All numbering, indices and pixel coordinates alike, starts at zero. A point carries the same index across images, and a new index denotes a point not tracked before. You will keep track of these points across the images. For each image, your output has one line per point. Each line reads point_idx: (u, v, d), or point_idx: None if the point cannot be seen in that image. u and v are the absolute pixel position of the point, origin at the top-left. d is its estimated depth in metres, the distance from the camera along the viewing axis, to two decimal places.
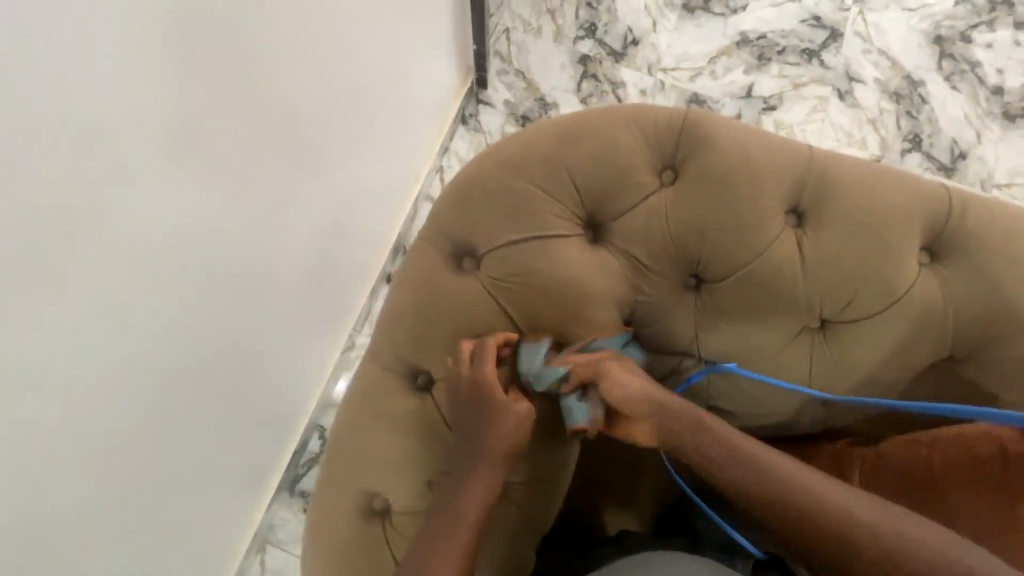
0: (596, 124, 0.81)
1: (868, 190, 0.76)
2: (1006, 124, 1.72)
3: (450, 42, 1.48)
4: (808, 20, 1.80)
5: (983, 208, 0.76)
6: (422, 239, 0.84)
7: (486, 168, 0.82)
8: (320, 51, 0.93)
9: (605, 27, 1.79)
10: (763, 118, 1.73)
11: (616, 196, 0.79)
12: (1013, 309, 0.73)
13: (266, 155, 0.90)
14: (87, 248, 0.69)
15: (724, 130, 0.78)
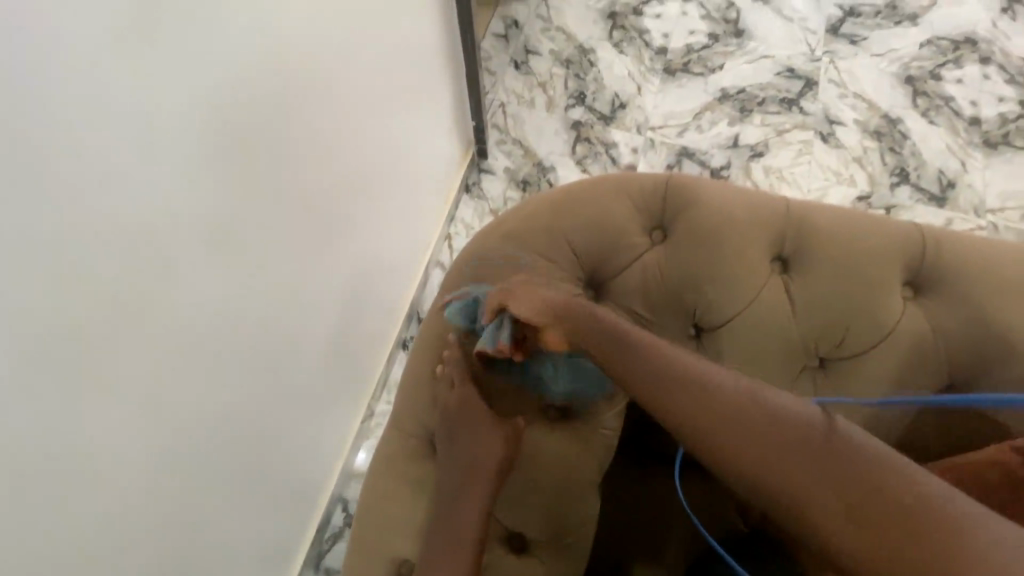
0: (586, 193, 0.87)
1: (845, 233, 0.79)
2: (988, 151, 1.79)
3: (451, 120, 1.60)
4: (782, 72, 1.92)
5: (955, 240, 0.79)
6: (435, 310, 0.89)
7: (489, 241, 0.87)
8: (332, 141, 1.02)
9: (593, 95, 1.93)
10: (751, 164, 1.81)
11: (610, 258, 0.84)
12: (1009, 333, 0.72)
13: (287, 238, 0.97)
14: (138, 341, 0.74)
15: (704, 191, 0.84)
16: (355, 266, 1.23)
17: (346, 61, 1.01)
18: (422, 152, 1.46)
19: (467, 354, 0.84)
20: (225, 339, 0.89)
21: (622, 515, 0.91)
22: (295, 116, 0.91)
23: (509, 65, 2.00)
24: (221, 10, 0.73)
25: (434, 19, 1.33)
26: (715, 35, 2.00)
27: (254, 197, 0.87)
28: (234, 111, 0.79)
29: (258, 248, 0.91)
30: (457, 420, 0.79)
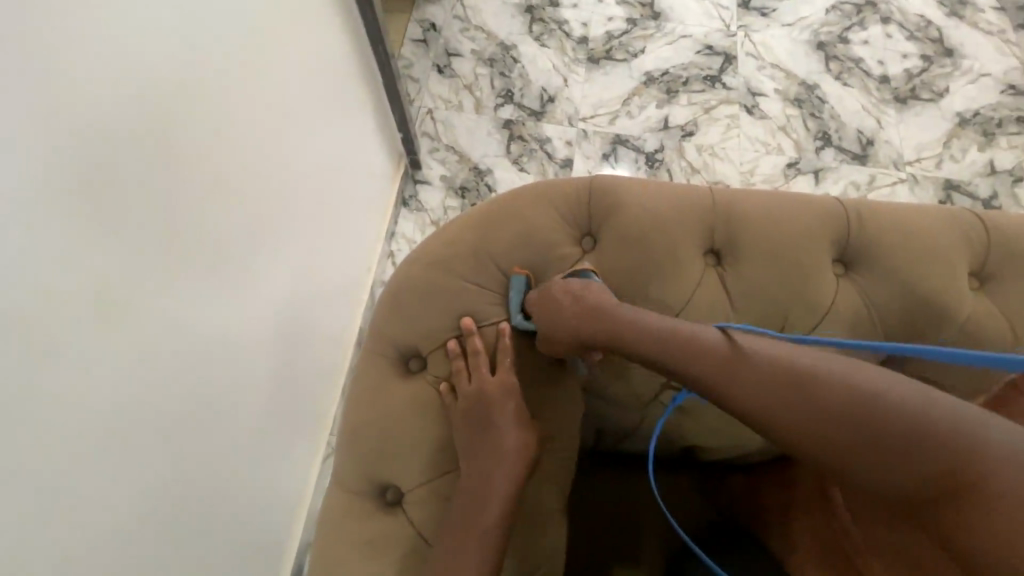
0: (509, 207, 0.81)
1: (771, 218, 0.77)
2: (899, 107, 1.87)
3: (376, 133, 1.54)
4: (702, 50, 1.95)
5: (876, 209, 0.78)
6: (365, 349, 0.80)
7: (414, 271, 0.81)
8: (250, 174, 0.94)
9: (520, 92, 1.90)
10: (684, 144, 1.83)
11: (542, 273, 0.80)
12: (943, 296, 0.72)
13: (212, 287, 0.88)
14: (58, 435, 0.65)
15: (631, 190, 0.81)
16: (293, 302, 1.16)
17: (254, 85, 0.93)
18: (349, 171, 1.39)
19: (405, 394, 0.78)
20: (162, 406, 0.80)
21: (599, 523, 0.88)
22: (202, 153, 0.82)
23: (432, 69, 1.94)
24: (101, 40, 0.63)
25: (343, 30, 1.25)
26: (633, 19, 2.01)
27: (169, 247, 0.78)
28: (129, 159, 0.69)
29: (183, 303, 0.82)
30: (491, 412, 0.73)
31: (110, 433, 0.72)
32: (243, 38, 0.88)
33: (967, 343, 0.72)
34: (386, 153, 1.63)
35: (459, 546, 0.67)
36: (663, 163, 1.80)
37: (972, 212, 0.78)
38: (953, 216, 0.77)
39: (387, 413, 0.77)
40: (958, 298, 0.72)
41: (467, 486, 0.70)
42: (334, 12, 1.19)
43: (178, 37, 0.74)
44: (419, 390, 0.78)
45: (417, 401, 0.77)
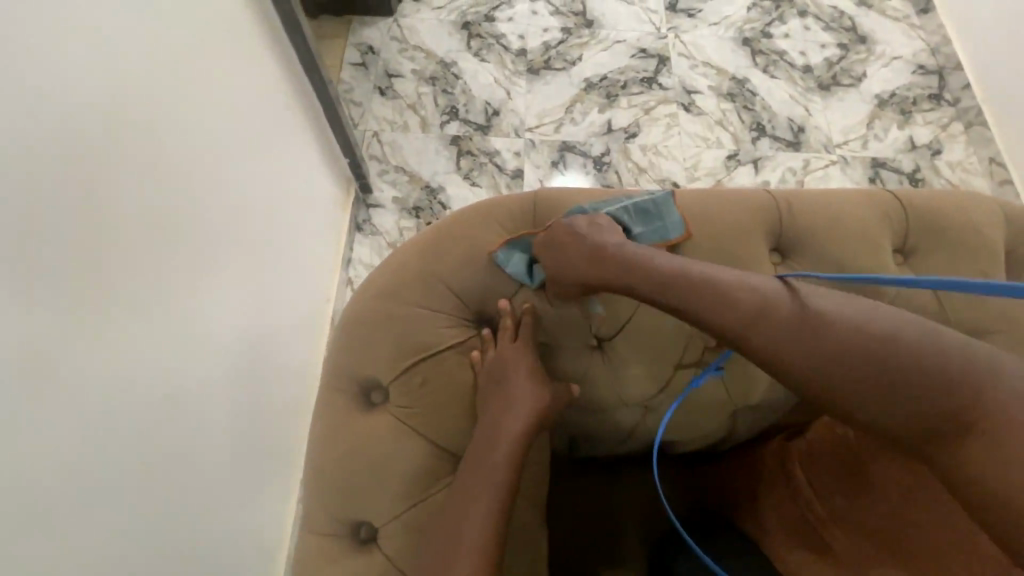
0: (454, 229, 0.82)
1: (706, 215, 0.80)
2: (824, 93, 1.98)
3: (322, 161, 1.51)
4: (636, 54, 2.02)
5: (799, 197, 0.82)
6: (324, 386, 0.79)
7: (364, 303, 0.80)
8: (196, 216, 0.92)
9: (465, 107, 1.91)
10: (629, 146, 1.88)
11: (492, 291, 0.80)
12: (871, 273, 0.76)
13: (169, 338, 0.84)
14: (28, 512, 0.60)
15: (571, 202, 0.82)
16: (253, 341, 1.12)
17: (191, 126, 0.90)
18: (297, 202, 1.36)
19: (369, 427, 0.76)
20: (137, 471, 0.76)
21: (581, 529, 0.89)
22: (144, 200, 0.79)
23: (374, 92, 1.94)
24: (23, 86, 0.60)
25: (277, 61, 1.24)
26: (568, 29, 2.06)
27: (120, 297, 0.74)
28: (67, 207, 0.66)
29: (142, 358, 0.78)
30: (504, 399, 0.73)
31: (85, 501, 0.67)
32: (174, 78, 0.85)
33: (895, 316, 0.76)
34: (334, 179, 1.61)
35: (448, 528, 0.65)
36: (610, 165, 1.85)
37: (890, 192, 0.82)
38: (870, 195, 0.81)
39: (354, 449, 0.75)
40: (883, 273, 0.76)
41: (455, 495, 0.67)
42: (265, 45, 1.17)
43: (104, 77, 0.71)
44: (382, 423, 0.77)
45: (381, 433, 0.76)
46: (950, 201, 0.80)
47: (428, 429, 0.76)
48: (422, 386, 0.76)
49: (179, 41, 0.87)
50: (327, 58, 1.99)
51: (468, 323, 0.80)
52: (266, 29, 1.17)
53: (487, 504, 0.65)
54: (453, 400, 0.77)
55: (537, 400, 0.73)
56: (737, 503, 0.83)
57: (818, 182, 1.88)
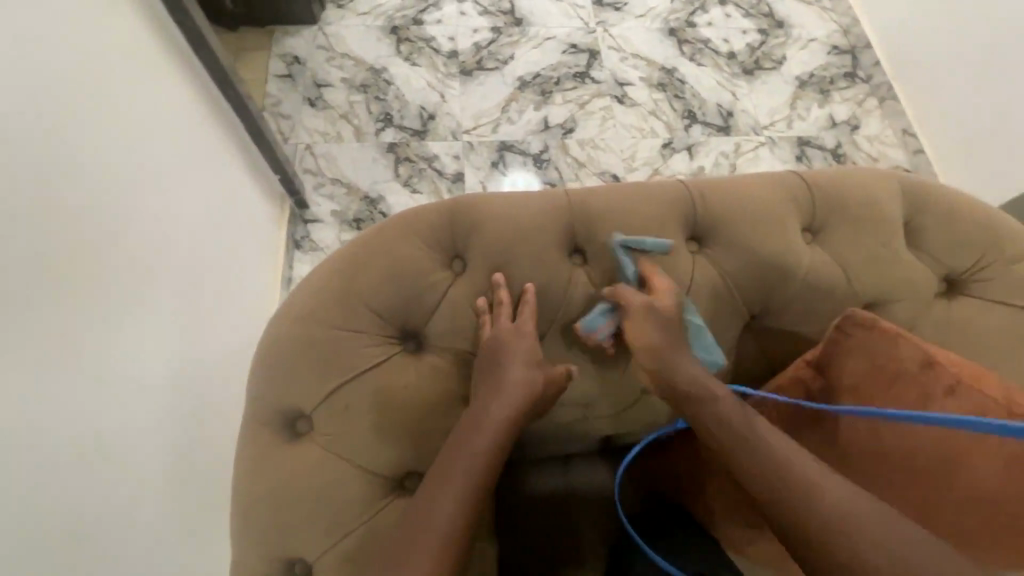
0: (373, 245, 0.80)
1: (626, 210, 0.81)
2: (748, 78, 2.05)
3: (250, 180, 1.45)
4: (567, 50, 2.03)
5: (713, 186, 0.84)
6: (251, 422, 0.75)
7: (284, 330, 0.77)
8: (108, 252, 0.85)
9: (399, 113, 1.88)
10: (567, 141, 1.89)
11: (416, 304, 0.78)
12: (786, 254, 0.79)
13: (94, 385, 0.78)
14: None
15: (489, 206, 0.81)
16: (192, 377, 1.06)
17: (91, 156, 0.84)
18: (226, 224, 1.30)
19: (302, 458, 0.73)
20: (73, 537, 0.70)
21: (538, 533, 0.88)
22: (46, 242, 0.72)
23: (303, 103, 1.87)
24: None
25: (188, 80, 1.17)
26: (497, 28, 2.05)
27: (32, 350, 0.68)
28: None
29: (64, 410, 0.72)
30: (493, 388, 0.71)
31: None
32: (66, 105, 0.79)
33: (812, 294, 0.80)
34: (266, 198, 1.55)
35: (407, 535, 0.62)
36: (551, 162, 1.86)
37: (798, 173, 0.86)
38: (779, 178, 0.84)
39: (287, 483, 0.72)
40: (798, 254, 0.79)
41: (412, 519, 0.63)
42: (172, 63, 1.10)
43: None
44: (311, 453, 0.74)
45: (315, 464, 0.73)
46: (853, 178, 0.84)
47: (356, 455, 0.73)
48: (350, 411, 0.74)
49: (72, 71, 0.81)
50: (250, 72, 1.91)
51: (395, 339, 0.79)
52: (173, 46, 1.11)
53: (449, 525, 0.61)
54: (384, 422, 0.74)
55: (529, 391, 0.71)
56: (687, 486, 0.85)
57: (750, 163, 1.95)
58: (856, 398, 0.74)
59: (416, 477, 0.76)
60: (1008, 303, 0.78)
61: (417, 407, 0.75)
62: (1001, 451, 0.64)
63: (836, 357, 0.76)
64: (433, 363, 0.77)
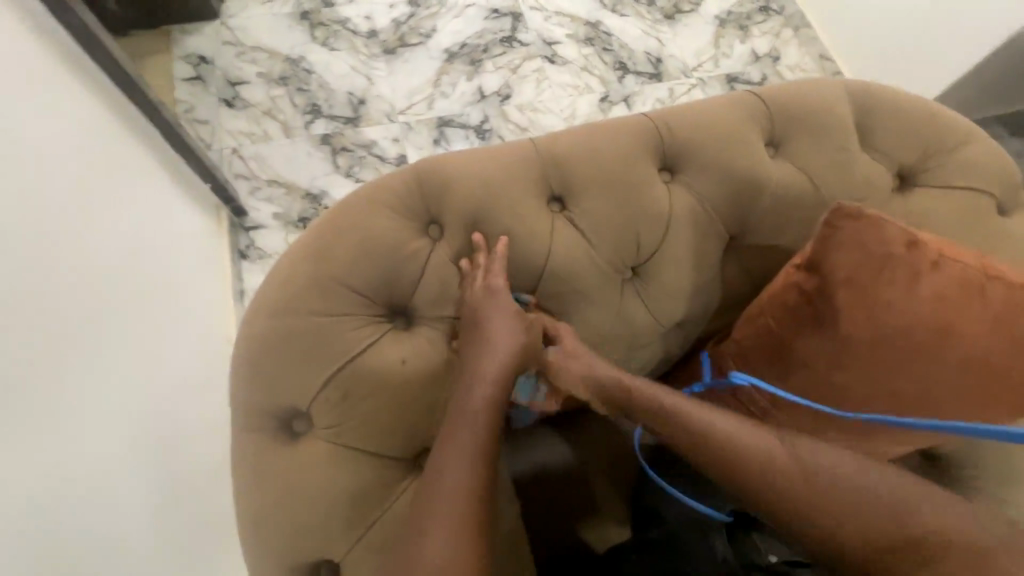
0: (341, 222, 0.75)
1: (594, 151, 0.80)
2: (670, 23, 2.07)
3: (179, 194, 1.34)
4: (489, 15, 1.98)
5: (673, 116, 0.83)
6: (239, 431, 0.71)
7: (260, 326, 0.72)
8: (27, 282, 0.76)
9: (327, 103, 1.78)
10: (505, 109, 1.86)
11: (400, 278, 0.74)
12: (753, 171, 0.80)
13: (42, 435, 0.70)
14: None
15: (457, 164, 0.78)
16: (156, 404, 0.98)
17: None
18: (157, 243, 1.19)
19: (302, 457, 0.70)
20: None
21: (556, 489, 0.89)
22: None
23: (220, 105, 1.74)
24: None
25: (89, 85, 1.05)
26: (414, 1, 1.97)
27: None
28: None
29: (14, 463, 0.64)
30: (479, 358, 0.69)
31: None
32: None
33: (783, 206, 0.81)
34: (200, 211, 1.44)
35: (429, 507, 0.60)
36: (492, 131, 1.82)
37: (753, 92, 0.86)
38: (735, 98, 0.85)
39: (292, 483, 0.69)
40: (765, 169, 0.80)
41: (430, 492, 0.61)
42: (66, 73, 0.98)
43: None
44: (312, 450, 0.71)
45: (319, 462, 0.70)
46: (803, 89, 0.85)
47: (362, 443, 0.71)
48: (344, 399, 0.70)
49: None
50: (155, 80, 1.76)
51: (382, 318, 0.75)
52: (65, 54, 0.98)
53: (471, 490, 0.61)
54: (386, 403, 0.71)
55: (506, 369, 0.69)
56: None
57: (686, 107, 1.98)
58: (851, 291, 0.68)
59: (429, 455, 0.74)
60: (957, 189, 0.82)
61: (414, 384, 0.72)
62: (988, 315, 0.66)
63: (822, 253, 0.70)
64: (424, 336, 0.74)
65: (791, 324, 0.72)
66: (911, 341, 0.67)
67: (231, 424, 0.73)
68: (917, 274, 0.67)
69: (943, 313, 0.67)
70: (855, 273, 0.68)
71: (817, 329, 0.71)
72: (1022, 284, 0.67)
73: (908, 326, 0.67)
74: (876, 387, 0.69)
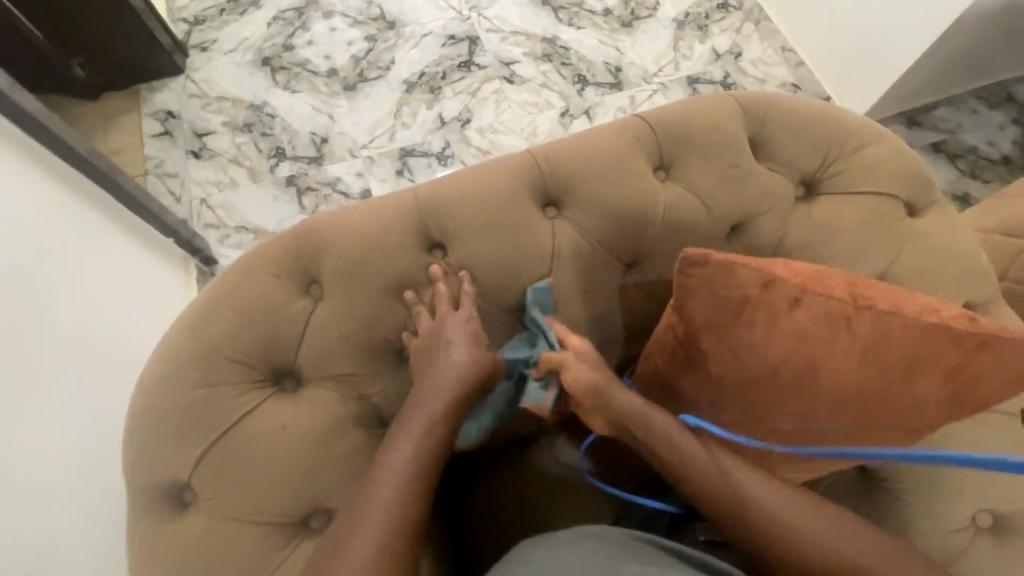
0: (223, 291, 0.77)
1: (472, 194, 0.80)
2: (629, 31, 2.06)
3: (139, 252, 1.37)
4: (446, 42, 1.99)
5: (557, 150, 0.83)
6: (147, 501, 0.74)
7: (148, 402, 0.74)
8: None
9: (290, 144, 1.82)
10: (466, 133, 1.87)
11: (282, 341, 0.76)
12: (637, 201, 0.80)
13: None
14: None
15: (334, 222, 0.79)
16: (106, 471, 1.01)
17: None
18: (107, 306, 1.22)
19: (199, 525, 0.73)
20: None
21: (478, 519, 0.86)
22: None
23: (187, 157, 1.79)
24: None
25: (33, 167, 1.08)
26: (371, 36, 1.99)
27: None
28: None
29: None
30: (407, 417, 0.70)
31: None
32: None
33: (674, 232, 0.81)
34: (165, 264, 1.47)
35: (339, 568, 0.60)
36: (454, 157, 1.84)
37: (641, 115, 0.85)
38: (622, 124, 0.84)
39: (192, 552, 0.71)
40: (651, 196, 0.80)
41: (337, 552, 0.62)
42: (8, 161, 1.02)
43: None
44: (202, 520, 0.73)
45: (214, 530, 0.72)
46: (693, 108, 0.85)
47: (243, 511, 0.72)
48: (228, 468, 0.73)
49: None
50: (123, 139, 1.82)
51: (266, 383, 0.77)
52: (6, 140, 1.02)
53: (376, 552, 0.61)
54: (265, 472, 0.72)
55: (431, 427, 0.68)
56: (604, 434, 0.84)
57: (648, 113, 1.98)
58: (714, 335, 0.70)
59: (323, 514, 0.74)
60: (862, 194, 0.83)
61: (297, 448, 0.73)
62: (853, 347, 0.65)
63: (683, 301, 0.71)
64: (314, 397, 0.76)
65: (675, 366, 0.75)
66: (778, 379, 0.68)
67: (131, 496, 0.76)
68: (777, 315, 0.67)
69: (809, 352, 0.66)
70: (713, 318, 0.70)
71: (692, 372, 0.73)
72: (892, 309, 0.65)
73: (772, 365, 0.67)
74: (756, 424, 0.71)
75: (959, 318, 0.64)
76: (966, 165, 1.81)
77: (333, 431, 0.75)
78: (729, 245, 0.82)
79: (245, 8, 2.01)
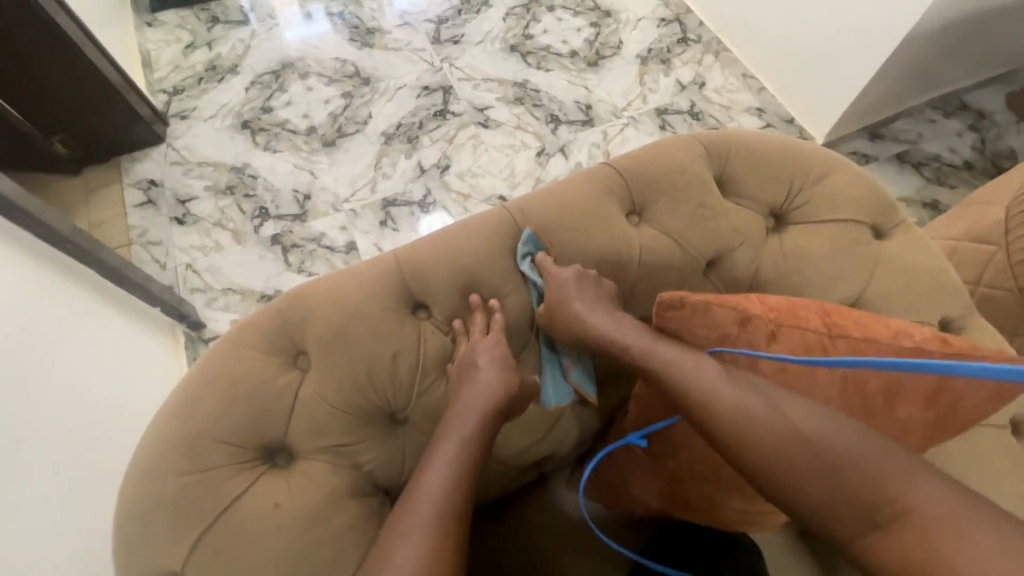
0: (210, 370, 0.76)
1: (452, 253, 0.81)
2: (596, 69, 2.14)
3: (124, 320, 1.37)
4: (420, 93, 2.05)
5: (531, 203, 0.85)
6: None
7: (136, 490, 0.73)
8: None
9: (273, 204, 1.84)
10: (446, 179, 1.91)
11: (269, 418, 0.75)
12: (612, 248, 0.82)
13: None
14: None
15: (318, 291, 0.80)
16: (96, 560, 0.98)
17: None
18: (94, 374, 1.19)
19: None
20: None
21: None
22: None
23: (171, 224, 1.81)
24: None
25: (14, 246, 1.08)
26: (348, 93, 2.05)
27: None
28: None
29: None
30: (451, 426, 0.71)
31: None
32: None
33: (649, 276, 0.83)
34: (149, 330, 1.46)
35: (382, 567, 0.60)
36: (436, 204, 1.87)
37: (608, 164, 0.88)
38: (593, 172, 0.87)
39: None
40: (626, 242, 0.83)
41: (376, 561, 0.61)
42: None
43: None
44: None
45: None
46: (657, 153, 0.88)
47: None
48: (219, 551, 0.71)
49: None
50: (106, 212, 1.83)
51: (254, 463, 0.75)
52: None
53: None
54: (255, 558, 0.70)
55: (465, 447, 0.69)
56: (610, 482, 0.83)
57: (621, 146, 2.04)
58: None
59: None
60: (829, 224, 0.86)
61: (289, 527, 0.72)
62: (835, 375, 0.68)
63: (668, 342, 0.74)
64: (304, 471, 0.75)
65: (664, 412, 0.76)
66: None
67: None
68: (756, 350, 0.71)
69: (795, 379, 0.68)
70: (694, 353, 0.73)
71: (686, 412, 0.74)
72: (866, 336, 0.70)
73: None
74: None
75: (929, 339, 0.70)
76: (932, 172, 1.87)
77: (326, 506, 0.73)
78: (707, 282, 0.85)
79: (223, 76, 2.06)
